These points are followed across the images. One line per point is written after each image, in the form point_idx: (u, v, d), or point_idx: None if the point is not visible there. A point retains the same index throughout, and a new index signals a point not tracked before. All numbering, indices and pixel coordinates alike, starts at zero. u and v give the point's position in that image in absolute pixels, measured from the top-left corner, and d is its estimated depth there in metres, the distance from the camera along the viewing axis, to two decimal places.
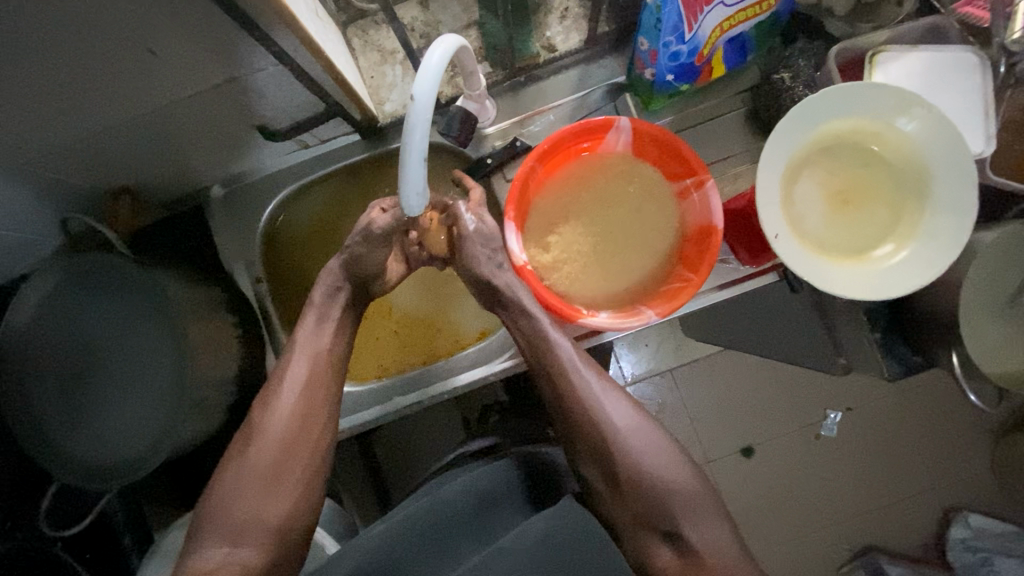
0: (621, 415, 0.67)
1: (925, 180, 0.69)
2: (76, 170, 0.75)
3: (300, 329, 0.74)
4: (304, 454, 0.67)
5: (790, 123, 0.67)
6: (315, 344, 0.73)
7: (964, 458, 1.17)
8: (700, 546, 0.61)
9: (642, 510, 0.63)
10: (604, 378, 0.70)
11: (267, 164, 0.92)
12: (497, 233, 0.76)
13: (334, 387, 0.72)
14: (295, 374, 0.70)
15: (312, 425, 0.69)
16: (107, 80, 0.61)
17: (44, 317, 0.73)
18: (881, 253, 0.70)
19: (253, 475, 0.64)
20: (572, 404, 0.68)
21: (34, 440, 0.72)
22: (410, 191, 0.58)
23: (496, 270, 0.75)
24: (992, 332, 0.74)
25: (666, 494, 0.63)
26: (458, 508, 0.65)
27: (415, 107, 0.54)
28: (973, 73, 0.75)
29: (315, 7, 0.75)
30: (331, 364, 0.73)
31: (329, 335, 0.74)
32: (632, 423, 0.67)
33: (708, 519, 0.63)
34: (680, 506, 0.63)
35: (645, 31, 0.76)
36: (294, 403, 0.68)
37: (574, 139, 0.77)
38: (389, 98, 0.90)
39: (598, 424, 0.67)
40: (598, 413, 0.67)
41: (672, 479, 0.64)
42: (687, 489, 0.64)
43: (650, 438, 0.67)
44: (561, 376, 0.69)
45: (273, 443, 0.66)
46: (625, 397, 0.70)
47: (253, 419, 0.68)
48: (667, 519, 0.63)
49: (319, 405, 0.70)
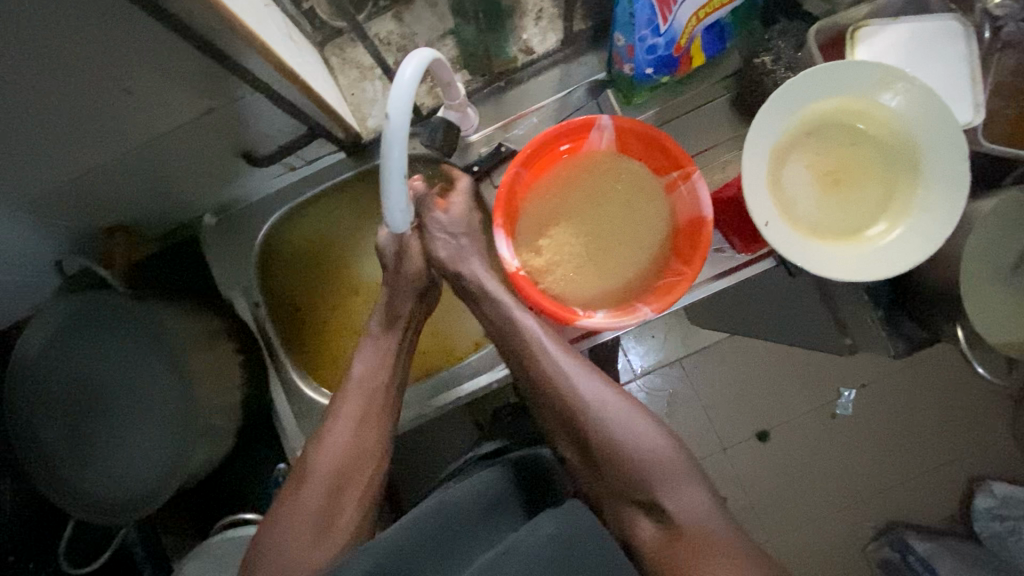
0: (591, 390, 0.66)
1: (915, 152, 0.68)
2: (68, 211, 0.76)
3: (358, 360, 0.74)
4: (357, 489, 0.68)
5: (771, 108, 0.67)
6: (374, 379, 0.73)
7: (984, 427, 1.15)
8: (678, 515, 0.61)
9: (619, 486, 0.63)
10: (577, 359, 0.69)
11: (257, 189, 0.93)
12: (462, 219, 0.75)
13: (390, 422, 0.72)
14: (349, 411, 0.70)
15: (365, 462, 0.69)
16: (88, 123, 0.62)
17: (46, 359, 0.73)
18: (874, 232, 0.69)
19: (305, 510, 0.65)
20: (545, 387, 0.67)
21: (48, 479, 0.74)
22: (393, 208, 0.59)
23: (454, 253, 0.73)
24: (998, 301, 0.73)
25: (640, 466, 0.63)
26: (465, 510, 0.64)
27: (390, 125, 0.54)
28: (959, 39, 0.74)
29: (289, 31, 0.76)
30: (389, 399, 0.73)
31: (383, 367, 0.74)
32: (603, 397, 0.66)
33: (685, 486, 0.62)
34: (656, 476, 0.62)
35: (620, 27, 0.75)
36: (349, 437, 0.69)
37: (557, 140, 0.77)
38: (371, 114, 0.90)
39: (566, 402, 0.66)
40: (565, 393, 0.66)
41: (647, 449, 0.64)
42: (662, 458, 0.63)
43: (622, 409, 0.66)
44: (525, 357, 0.69)
45: (326, 478, 0.67)
46: (597, 372, 0.69)
47: (309, 453, 0.69)
48: (645, 492, 0.62)
49: (373, 443, 0.70)
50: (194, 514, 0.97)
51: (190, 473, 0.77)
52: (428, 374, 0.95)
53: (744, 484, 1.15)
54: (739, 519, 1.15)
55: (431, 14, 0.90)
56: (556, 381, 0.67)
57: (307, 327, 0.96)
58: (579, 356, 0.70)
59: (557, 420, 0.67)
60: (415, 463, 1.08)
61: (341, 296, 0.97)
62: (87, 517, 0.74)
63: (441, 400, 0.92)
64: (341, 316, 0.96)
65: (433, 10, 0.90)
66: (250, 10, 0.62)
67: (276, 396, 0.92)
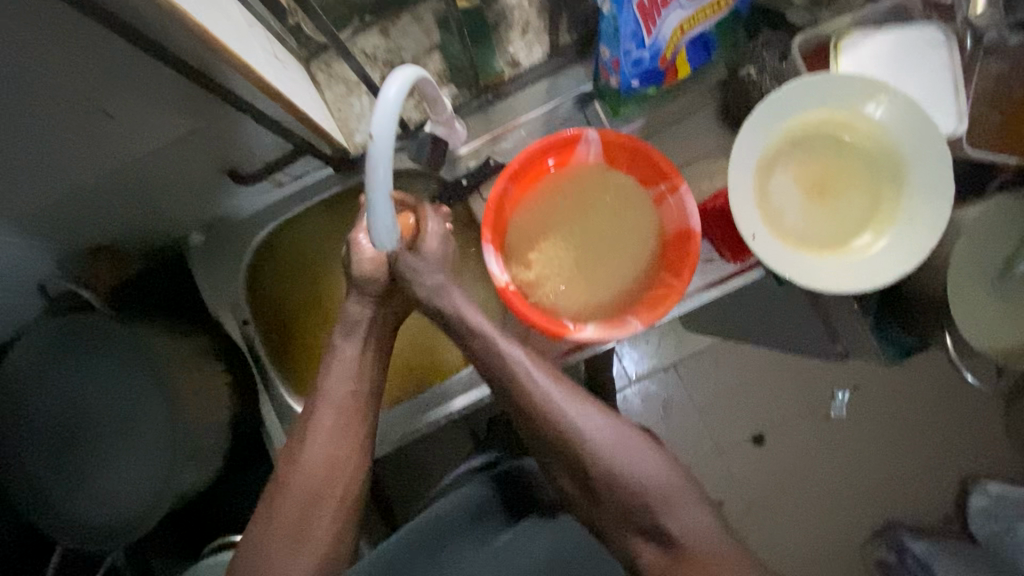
0: (585, 418, 0.66)
1: (900, 161, 0.68)
2: (52, 233, 0.75)
3: (325, 373, 0.71)
4: (332, 502, 0.67)
5: (756, 121, 0.67)
6: (344, 391, 0.71)
7: (975, 427, 1.15)
8: (682, 538, 0.61)
9: (621, 511, 0.63)
10: (569, 388, 0.68)
11: (244, 206, 0.92)
12: (439, 250, 0.71)
13: (365, 432, 0.71)
14: (320, 425, 0.69)
15: (338, 476, 0.68)
16: (69, 146, 0.62)
17: (31, 384, 0.72)
18: (861, 243, 0.69)
19: (280, 529, 0.65)
20: (540, 418, 0.66)
21: (35, 505, 0.73)
22: (378, 227, 0.58)
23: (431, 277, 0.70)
24: (986, 307, 0.74)
25: (639, 490, 0.62)
26: (460, 518, 0.68)
27: (375, 143, 0.53)
28: (942, 48, 0.75)
29: (273, 48, 0.76)
30: (361, 409, 0.71)
31: (352, 379, 0.71)
32: (598, 424, 0.66)
33: (684, 505, 0.63)
34: (655, 499, 0.62)
35: (605, 41, 0.75)
36: (321, 454, 0.68)
37: (544, 154, 0.77)
38: (359, 128, 0.89)
39: (564, 434, 0.64)
40: (560, 423, 0.65)
41: (644, 471, 0.63)
42: (660, 479, 0.63)
43: (618, 434, 0.65)
44: (518, 389, 0.67)
45: (301, 496, 0.66)
46: (590, 400, 0.68)
47: (281, 470, 0.68)
48: (645, 515, 0.62)
49: (347, 455, 0.69)
50: (186, 533, 0.96)
51: (179, 495, 0.76)
52: (421, 390, 0.95)
53: (740, 488, 1.15)
54: (737, 523, 1.15)
55: (417, 28, 0.90)
56: (548, 408, 0.65)
57: (296, 344, 0.96)
58: (571, 384, 0.69)
59: (555, 450, 0.65)
60: (411, 475, 1.07)
61: (331, 309, 0.96)
62: (77, 543, 0.73)
63: (435, 416, 0.92)
64: (331, 330, 0.96)
65: (419, 24, 0.90)
66: (231, 31, 0.62)
67: (264, 412, 0.92)
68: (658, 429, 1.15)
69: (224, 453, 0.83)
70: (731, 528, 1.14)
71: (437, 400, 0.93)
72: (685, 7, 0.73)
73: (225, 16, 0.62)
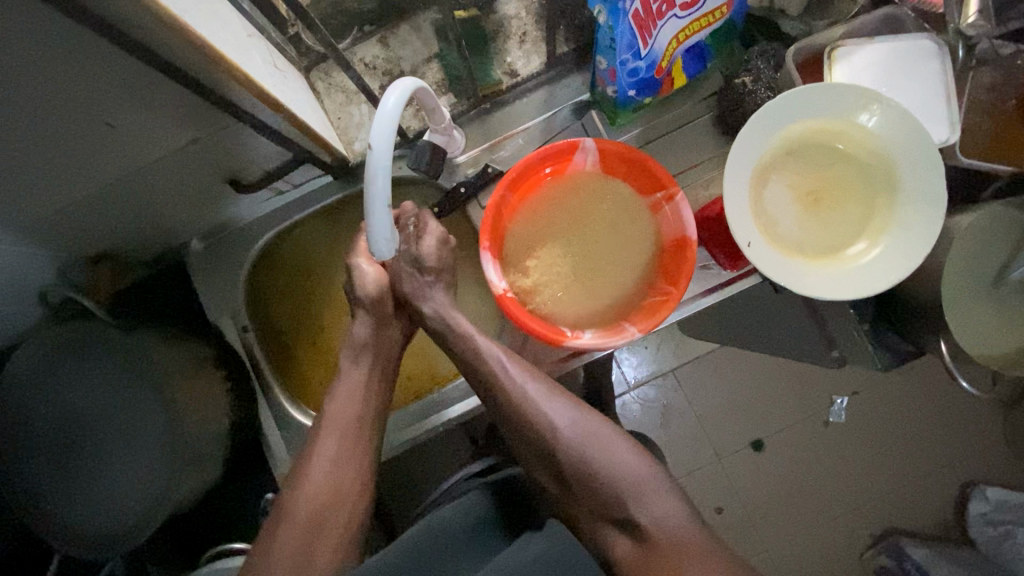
0: (562, 416, 0.66)
1: (893, 171, 0.69)
2: (54, 241, 0.76)
3: (330, 401, 0.72)
4: (335, 530, 0.66)
5: (751, 130, 0.68)
6: (349, 413, 0.71)
7: (974, 432, 1.15)
8: (653, 528, 0.59)
9: (594, 503, 0.63)
10: (546, 384, 0.69)
11: (244, 214, 0.93)
12: (433, 257, 0.73)
13: (369, 454, 0.71)
14: (325, 452, 0.69)
15: (340, 504, 0.67)
16: (71, 156, 0.62)
17: (29, 393, 0.72)
18: (854, 251, 0.70)
19: (283, 556, 0.63)
20: (518, 416, 0.67)
21: (34, 514, 0.73)
22: (377, 236, 0.59)
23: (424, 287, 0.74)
24: (982, 313, 0.75)
25: (611, 481, 0.62)
26: (456, 527, 0.66)
27: (374, 155, 0.54)
28: (934, 58, 0.76)
29: (273, 58, 0.77)
30: (365, 436, 0.71)
31: (355, 407, 0.72)
32: (575, 421, 0.66)
33: (657, 496, 0.62)
34: (627, 490, 0.62)
35: (602, 51, 0.76)
36: (325, 480, 0.67)
37: (541, 163, 0.77)
38: (358, 137, 0.90)
39: (542, 433, 0.66)
40: (534, 415, 0.66)
41: (617, 465, 0.63)
42: (633, 471, 0.63)
43: (595, 430, 0.66)
44: (499, 391, 0.68)
45: (303, 522, 0.65)
46: (569, 398, 0.69)
47: (286, 492, 0.68)
48: (617, 508, 0.62)
49: (350, 481, 0.68)
50: (184, 542, 0.95)
51: (178, 502, 0.76)
52: (419, 397, 0.96)
53: (739, 495, 1.15)
54: (736, 529, 1.15)
55: (416, 38, 0.91)
56: (530, 409, 0.67)
57: (296, 352, 0.97)
58: (546, 380, 0.70)
59: (533, 448, 0.66)
60: (410, 482, 1.08)
61: (330, 316, 0.98)
62: (73, 551, 0.73)
63: (434, 423, 0.91)
64: (331, 336, 0.97)
65: (418, 34, 0.91)
66: (231, 42, 0.63)
67: (265, 423, 0.92)
68: (656, 435, 1.15)
69: (223, 456, 0.84)
70: (730, 535, 1.14)
71: (436, 407, 0.93)
72: (680, 18, 0.74)
73: (226, 27, 0.63)
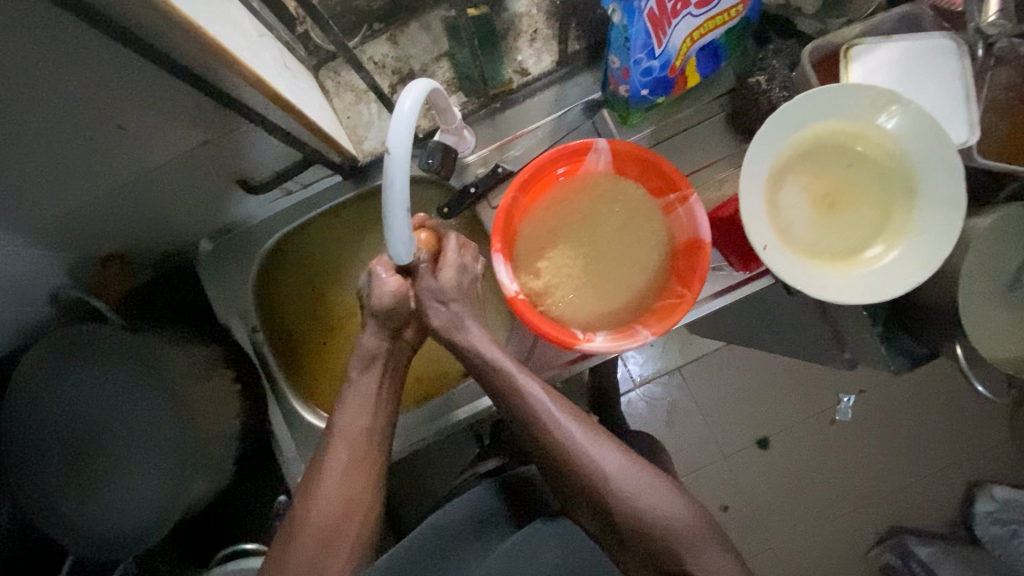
0: (612, 462, 0.64)
1: (912, 173, 0.68)
2: (65, 243, 0.76)
3: (340, 411, 0.70)
4: (347, 540, 0.65)
5: (769, 131, 0.67)
6: (358, 423, 0.69)
7: (982, 433, 1.15)
8: None
9: (645, 553, 0.62)
10: (593, 431, 0.66)
11: (254, 213, 0.92)
12: (453, 286, 0.69)
13: (379, 466, 0.70)
14: (335, 462, 0.67)
15: (353, 513, 0.66)
16: (82, 159, 0.62)
17: (42, 396, 0.72)
18: (871, 254, 0.69)
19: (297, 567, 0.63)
20: (564, 461, 0.64)
21: (47, 515, 0.73)
22: (396, 240, 0.57)
23: (452, 322, 0.69)
24: (995, 319, 0.74)
25: (664, 532, 0.62)
26: (460, 526, 0.66)
27: (392, 157, 0.52)
28: (952, 57, 0.75)
29: (283, 58, 0.76)
30: (376, 445, 0.70)
31: (367, 414, 0.70)
32: (623, 468, 0.64)
33: (707, 549, 0.63)
34: (681, 542, 0.62)
35: (615, 49, 0.75)
36: (337, 491, 0.66)
37: (553, 163, 0.77)
38: (367, 137, 0.90)
39: (592, 478, 0.63)
40: (586, 464, 0.63)
41: (670, 518, 0.63)
42: (686, 522, 0.63)
43: (643, 479, 0.64)
44: (545, 434, 0.65)
45: (316, 531, 0.64)
46: (614, 442, 0.66)
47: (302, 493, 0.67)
48: (671, 558, 0.62)
49: (361, 491, 0.67)
50: (191, 541, 0.96)
51: (191, 502, 0.77)
52: (426, 399, 0.95)
53: (745, 493, 1.15)
54: (742, 527, 1.15)
55: (425, 37, 0.90)
56: (577, 454, 0.64)
57: (304, 350, 0.97)
58: (594, 426, 0.67)
59: (579, 492, 0.64)
60: (417, 481, 1.08)
61: (337, 316, 0.97)
62: (84, 552, 0.73)
63: (444, 423, 0.92)
64: (339, 337, 0.97)
65: (427, 32, 0.91)
66: (242, 42, 0.62)
67: (274, 417, 0.93)
68: (663, 433, 1.15)
69: (231, 463, 0.83)
70: (736, 533, 1.14)
71: (445, 408, 0.93)
72: (696, 16, 0.73)
73: (237, 27, 0.63)
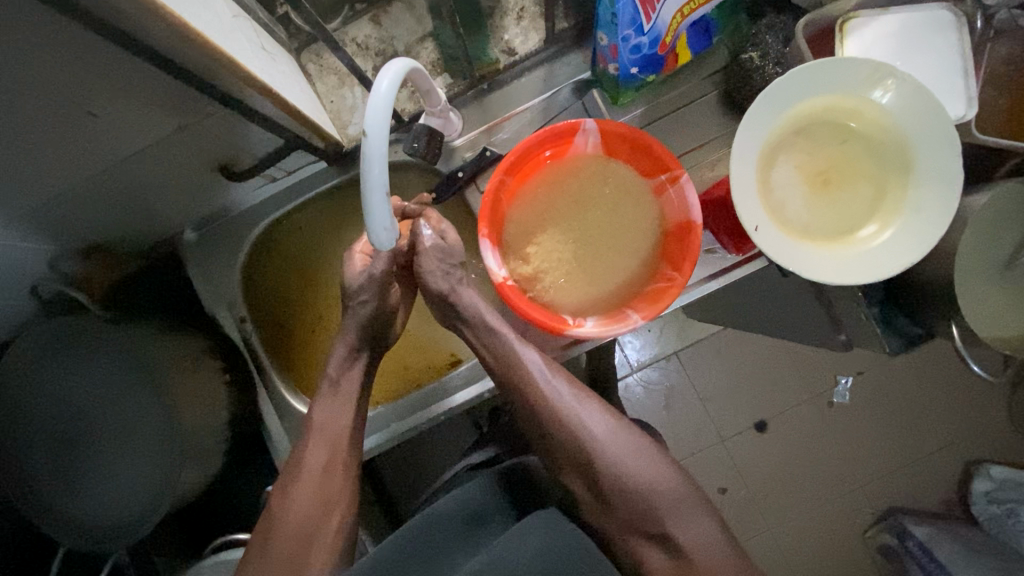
0: (600, 424, 0.66)
1: (908, 149, 0.66)
2: (44, 234, 0.74)
3: (319, 407, 0.72)
4: (327, 536, 0.66)
5: (760, 108, 0.65)
6: (339, 423, 0.71)
7: (980, 412, 1.14)
8: (690, 547, 0.60)
9: (631, 519, 0.63)
10: (585, 397, 0.68)
11: (240, 201, 0.91)
12: (458, 247, 0.72)
13: (355, 468, 0.71)
14: (314, 460, 0.69)
15: (333, 508, 0.67)
16: (55, 149, 0.61)
17: (24, 389, 0.72)
18: (865, 234, 0.68)
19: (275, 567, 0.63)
20: (552, 426, 0.66)
21: (35, 508, 0.72)
22: (376, 226, 0.55)
23: (457, 287, 0.71)
24: (992, 296, 0.73)
25: (649, 497, 0.63)
26: (450, 521, 0.64)
27: (368, 142, 0.51)
28: (951, 30, 0.72)
29: (261, 41, 0.74)
30: (353, 445, 0.71)
31: (348, 412, 0.72)
32: (610, 432, 0.66)
33: (693, 515, 0.63)
34: (666, 507, 0.62)
35: (603, 26, 0.73)
36: (314, 490, 0.67)
37: (540, 145, 0.75)
38: (352, 121, 0.88)
39: (581, 442, 0.65)
40: (574, 428, 0.65)
41: (655, 481, 0.63)
42: (673, 489, 0.64)
43: (630, 443, 0.65)
44: (534, 396, 0.67)
45: (294, 529, 0.65)
46: (603, 406, 0.68)
47: (284, 485, 0.68)
48: (656, 524, 0.62)
49: (338, 488, 0.68)
50: (186, 531, 0.96)
51: (181, 494, 0.76)
52: (419, 386, 0.95)
53: (741, 475, 1.15)
54: (737, 510, 1.15)
55: (410, 17, 0.88)
56: (564, 419, 0.66)
57: (294, 340, 0.96)
58: (585, 391, 0.69)
59: (567, 456, 0.65)
60: (415, 466, 1.08)
61: (326, 306, 0.97)
62: (75, 543, 0.73)
63: (434, 412, 0.89)
64: (330, 327, 0.97)
65: (411, 12, 0.88)
66: (217, 25, 0.60)
67: (265, 411, 0.91)
68: (660, 418, 1.15)
69: (221, 454, 0.83)
70: (731, 516, 1.15)
71: (436, 396, 0.91)
72: None
73: (210, 9, 0.61)
